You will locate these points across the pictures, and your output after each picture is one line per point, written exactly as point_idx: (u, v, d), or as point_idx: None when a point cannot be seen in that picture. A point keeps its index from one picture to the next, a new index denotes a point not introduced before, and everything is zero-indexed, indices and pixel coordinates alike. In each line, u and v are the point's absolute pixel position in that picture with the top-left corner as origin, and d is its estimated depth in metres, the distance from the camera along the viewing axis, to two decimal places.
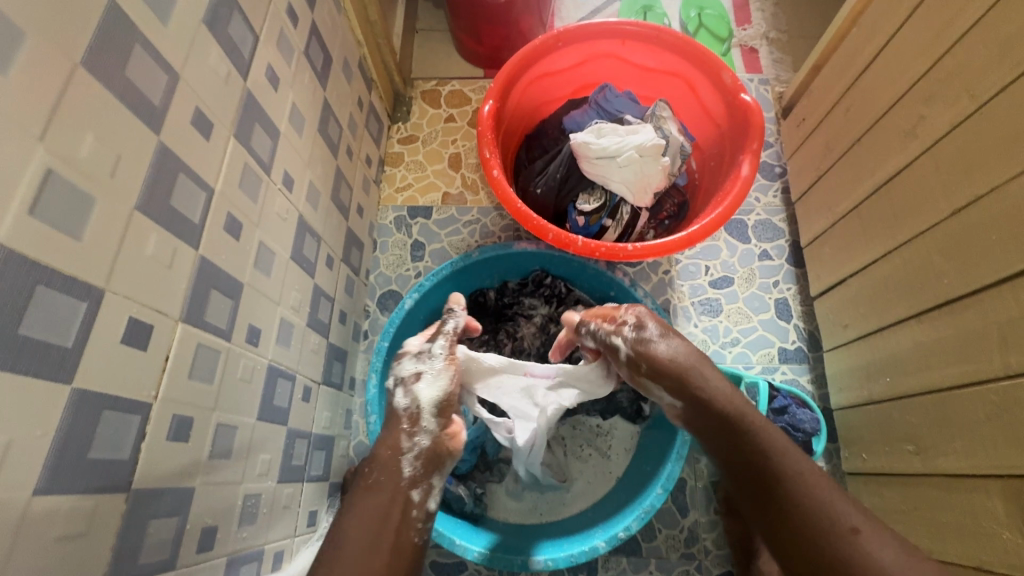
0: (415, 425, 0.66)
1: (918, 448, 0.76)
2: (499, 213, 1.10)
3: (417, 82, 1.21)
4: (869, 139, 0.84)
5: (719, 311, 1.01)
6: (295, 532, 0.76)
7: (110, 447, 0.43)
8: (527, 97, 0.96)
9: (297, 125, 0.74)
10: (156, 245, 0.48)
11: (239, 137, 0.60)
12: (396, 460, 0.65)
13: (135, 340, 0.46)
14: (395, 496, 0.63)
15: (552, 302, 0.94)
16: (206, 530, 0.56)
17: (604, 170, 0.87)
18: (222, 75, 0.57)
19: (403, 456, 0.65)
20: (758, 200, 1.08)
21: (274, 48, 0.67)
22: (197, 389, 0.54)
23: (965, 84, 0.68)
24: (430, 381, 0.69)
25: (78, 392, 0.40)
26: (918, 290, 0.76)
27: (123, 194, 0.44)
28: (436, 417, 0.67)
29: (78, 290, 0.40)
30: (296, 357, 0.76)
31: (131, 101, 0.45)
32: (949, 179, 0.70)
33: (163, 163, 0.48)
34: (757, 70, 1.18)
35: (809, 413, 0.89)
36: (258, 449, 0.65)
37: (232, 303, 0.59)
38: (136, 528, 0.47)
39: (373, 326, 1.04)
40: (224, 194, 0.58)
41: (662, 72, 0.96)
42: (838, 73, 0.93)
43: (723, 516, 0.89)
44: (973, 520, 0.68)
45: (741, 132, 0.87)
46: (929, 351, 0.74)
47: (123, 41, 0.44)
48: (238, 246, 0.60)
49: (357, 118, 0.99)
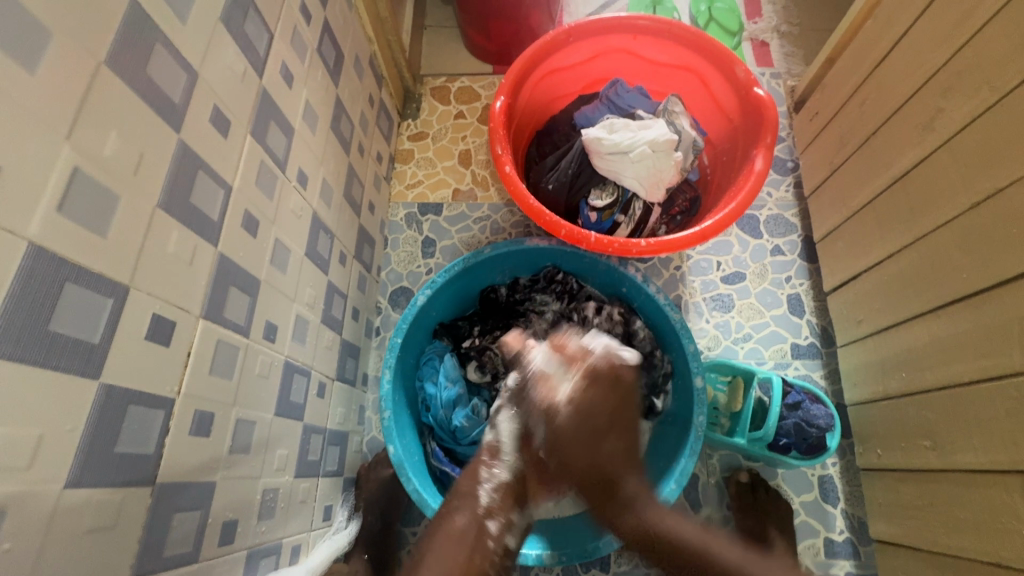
0: (493, 458, 0.78)
1: (934, 443, 0.76)
2: (509, 210, 1.10)
3: (427, 79, 1.21)
4: (884, 132, 0.84)
5: (730, 307, 1.01)
6: (311, 527, 0.77)
7: (136, 441, 0.44)
8: (538, 92, 0.96)
9: (310, 122, 0.74)
10: (178, 242, 0.48)
11: (256, 135, 0.61)
12: (474, 488, 0.75)
13: (158, 336, 0.46)
14: (472, 521, 0.71)
15: (564, 298, 0.94)
16: (227, 524, 0.57)
17: (615, 165, 0.87)
18: (238, 74, 0.57)
19: (482, 485, 0.75)
20: (770, 195, 1.07)
21: (289, 46, 0.67)
22: (218, 384, 0.54)
23: (985, 76, 0.67)
24: (507, 414, 0.81)
25: (105, 387, 0.41)
26: (935, 285, 0.75)
27: (145, 192, 0.45)
28: (514, 450, 0.78)
29: (105, 286, 0.41)
30: (311, 353, 0.76)
31: (153, 100, 0.45)
32: (968, 172, 0.70)
33: (183, 161, 0.49)
34: (769, 63, 1.17)
35: (824, 407, 0.87)
36: (275, 444, 0.66)
37: (250, 299, 0.60)
38: (161, 522, 0.47)
39: (385, 323, 1.05)
40: (241, 192, 0.58)
41: (674, 67, 0.95)
42: (852, 67, 0.93)
43: (736, 512, 0.90)
44: (992, 516, 0.68)
45: (755, 127, 0.86)
46: (946, 346, 0.74)
47: (144, 40, 0.44)
48: (255, 244, 0.61)
49: (368, 115, 0.99)
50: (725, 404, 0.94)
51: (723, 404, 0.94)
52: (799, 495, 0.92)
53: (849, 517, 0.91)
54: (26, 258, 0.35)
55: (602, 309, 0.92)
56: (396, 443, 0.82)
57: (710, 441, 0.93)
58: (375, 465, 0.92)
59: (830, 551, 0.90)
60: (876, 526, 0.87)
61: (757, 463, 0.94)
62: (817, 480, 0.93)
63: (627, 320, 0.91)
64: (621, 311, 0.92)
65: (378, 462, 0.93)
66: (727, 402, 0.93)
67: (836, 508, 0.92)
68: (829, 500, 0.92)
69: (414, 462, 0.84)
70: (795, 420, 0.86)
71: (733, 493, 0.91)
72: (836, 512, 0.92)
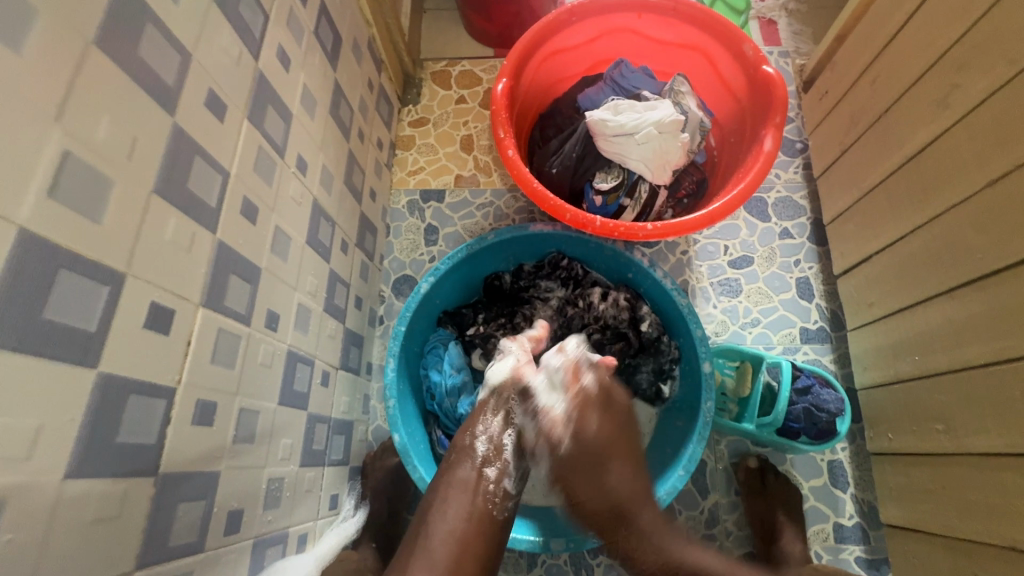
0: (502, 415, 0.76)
1: (947, 427, 0.75)
2: (512, 195, 1.09)
3: (427, 63, 1.19)
4: (899, 109, 0.81)
5: (738, 292, 1.00)
6: (318, 516, 0.77)
7: (136, 432, 0.43)
8: (540, 75, 0.94)
9: (309, 107, 0.73)
10: (176, 229, 0.47)
11: (253, 120, 0.59)
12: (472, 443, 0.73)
13: (157, 325, 0.45)
14: (474, 470, 0.71)
15: (569, 285, 0.93)
16: (232, 514, 0.56)
17: (621, 147, 0.85)
18: (234, 56, 0.55)
19: (481, 437, 0.74)
20: (778, 177, 1.05)
21: (285, 28, 0.66)
22: (220, 373, 0.54)
23: (1004, 48, 0.65)
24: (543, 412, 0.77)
25: (104, 377, 0.40)
26: (950, 266, 0.73)
27: (140, 177, 0.43)
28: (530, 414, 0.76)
29: (101, 274, 0.40)
30: (314, 342, 0.76)
31: (146, 82, 0.44)
32: (985, 149, 0.67)
33: (179, 146, 0.48)
34: (777, 42, 1.14)
35: (835, 393, 0.85)
36: (279, 433, 0.65)
37: (251, 287, 0.59)
38: (165, 512, 0.47)
39: (389, 311, 1.04)
40: (239, 177, 0.57)
41: (680, 46, 0.93)
42: (864, 43, 0.90)
43: (744, 496, 0.89)
44: (1006, 499, 0.67)
45: (763, 106, 0.84)
46: (959, 328, 0.72)
47: (134, 20, 0.43)
48: (255, 231, 0.60)
49: (367, 101, 0.97)
50: (733, 390, 0.93)
51: (731, 390, 0.93)
52: (808, 480, 0.92)
53: (858, 502, 0.90)
54: (18, 245, 0.34)
55: (608, 296, 0.90)
56: (401, 431, 0.81)
57: (718, 427, 0.93)
58: (381, 453, 0.92)
59: (839, 536, 0.89)
60: (886, 510, 0.86)
61: (766, 449, 0.93)
62: (826, 466, 0.92)
63: (633, 306, 0.90)
64: (627, 297, 0.90)
65: (383, 450, 0.92)
66: (735, 387, 0.93)
67: (846, 493, 0.91)
68: (838, 485, 0.91)
69: (420, 449, 0.84)
70: (805, 405, 0.85)
71: (742, 479, 0.90)
72: (845, 498, 0.91)
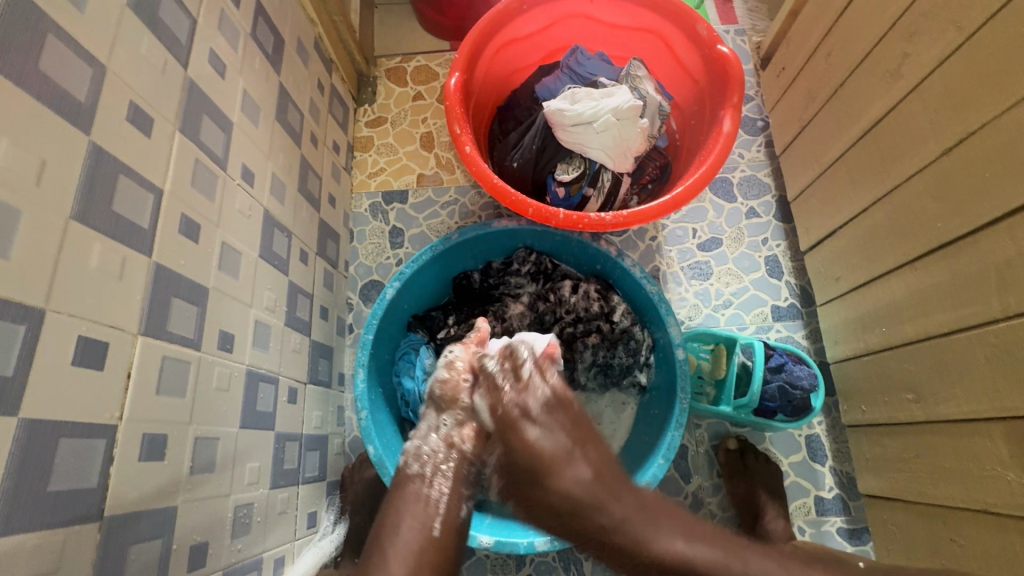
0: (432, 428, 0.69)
1: (917, 397, 0.76)
2: (477, 192, 1.06)
3: (381, 60, 1.15)
4: (854, 81, 0.81)
5: (709, 274, 0.99)
6: (295, 537, 0.75)
7: (74, 477, 0.41)
8: (495, 66, 0.91)
9: (251, 114, 0.69)
10: (102, 256, 0.44)
11: (186, 131, 0.56)
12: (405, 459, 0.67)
13: (89, 361, 0.42)
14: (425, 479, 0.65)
15: (539, 279, 0.92)
16: (196, 548, 0.54)
17: (580, 137, 0.83)
18: (158, 66, 0.52)
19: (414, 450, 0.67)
20: (741, 156, 1.05)
21: (217, 31, 0.62)
22: (169, 405, 0.51)
23: (950, 14, 0.65)
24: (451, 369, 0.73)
25: (29, 422, 0.38)
26: (911, 237, 0.74)
27: (54, 203, 0.40)
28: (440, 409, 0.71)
29: (14, 313, 0.37)
30: (277, 359, 0.73)
31: (54, 103, 0.41)
32: (937, 116, 0.68)
33: (98, 167, 0.44)
34: (733, 21, 1.13)
35: (807, 368, 0.86)
36: (243, 457, 0.63)
37: (198, 310, 0.56)
38: (115, 557, 0.45)
39: (358, 319, 1.01)
40: (175, 195, 0.53)
41: (633, 30, 0.91)
42: (815, 18, 0.90)
43: (726, 478, 0.90)
44: (976, 465, 0.68)
45: (720, 88, 0.83)
46: (923, 297, 0.73)
47: (31, 33, 0.39)
48: (198, 250, 0.56)
49: (319, 103, 0.93)
50: (710, 372, 0.92)
51: (707, 372, 0.92)
52: (787, 456, 0.93)
53: (837, 474, 0.91)
54: None
55: (578, 287, 0.90)
56: (375, 442, 0.79)
57: (696, 411, 0.92)
58: (358, 465, 0.90)
59: (821, 509, 0.90)
60: (865, 481, 0.88)
61: (745, 429, 0.94)
62: (805, 441, 0.93)
63: (604, 296, 0.89)
64: (597, 288, 0.89)
65: (361, 462, 0.90)
66: (711, 369, 0.92)
67: (825, 466, 0.92)
68: (816, 459, 0.92)
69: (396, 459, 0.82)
70: (780, 383, 0.85)
71: (723, 461, 0.91)
72: (824, 471, 0.92)
